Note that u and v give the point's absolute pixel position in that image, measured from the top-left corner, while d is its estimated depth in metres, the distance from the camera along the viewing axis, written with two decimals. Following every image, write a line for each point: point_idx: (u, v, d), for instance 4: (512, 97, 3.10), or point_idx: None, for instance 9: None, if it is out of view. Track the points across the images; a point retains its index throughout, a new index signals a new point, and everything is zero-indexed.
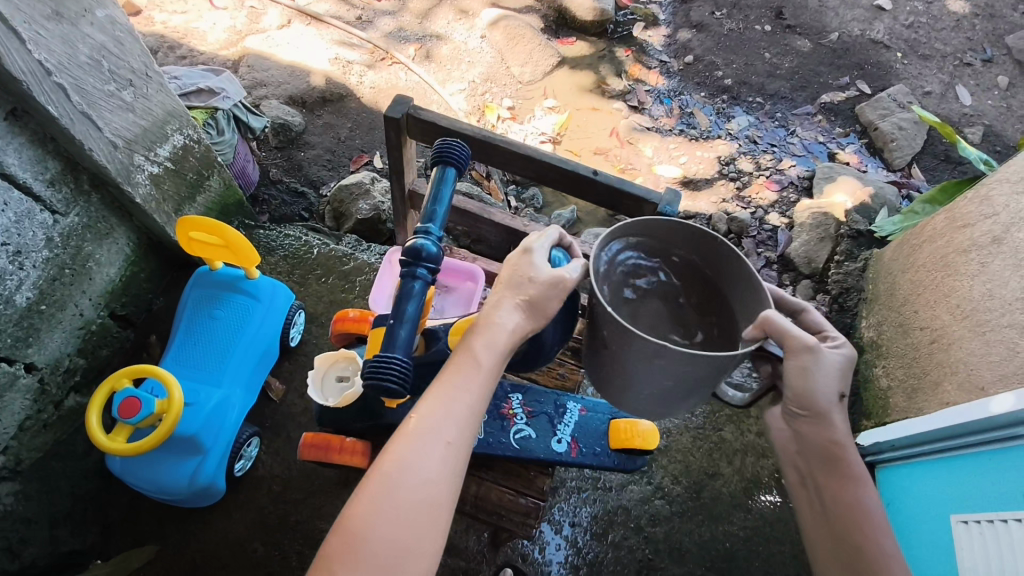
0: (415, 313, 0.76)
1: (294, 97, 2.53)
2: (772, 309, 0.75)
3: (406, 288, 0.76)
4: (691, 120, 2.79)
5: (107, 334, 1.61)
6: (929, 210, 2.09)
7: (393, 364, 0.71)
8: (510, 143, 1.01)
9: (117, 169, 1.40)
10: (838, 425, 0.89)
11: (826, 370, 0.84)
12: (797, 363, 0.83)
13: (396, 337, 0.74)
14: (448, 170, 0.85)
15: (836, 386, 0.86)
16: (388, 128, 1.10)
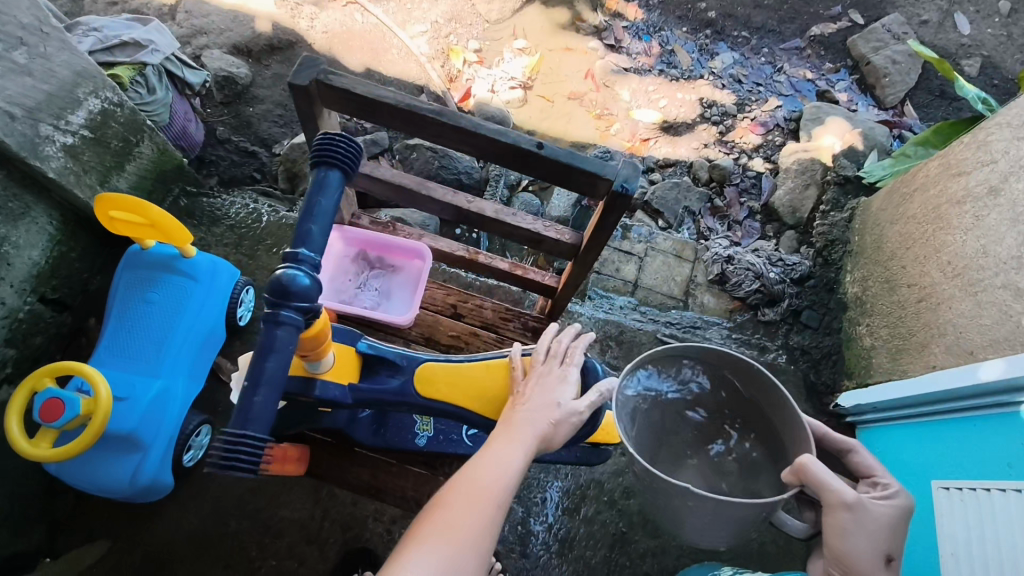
0: (277, 370, 0.72)
1: (238, 45, 2.30)
2: (808, 456, 0.78)
3: (268, 336, 0.73)
4: (672, 59, 2.59)
5: (39, 321, 1.50)
6: (922, 154, 1.97)
7: (246, 439, 0.68)
8: (439, 111, 0.79)
9: (20, 143, 1.24)
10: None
11: (875, 531, 0.77)
12: (837, 521, 0.77)
13: (251, 404, 0.70)
14: (331, 174, 0.81)
15: (891, 547, 0.77)
16: (294, 97, 0.83)
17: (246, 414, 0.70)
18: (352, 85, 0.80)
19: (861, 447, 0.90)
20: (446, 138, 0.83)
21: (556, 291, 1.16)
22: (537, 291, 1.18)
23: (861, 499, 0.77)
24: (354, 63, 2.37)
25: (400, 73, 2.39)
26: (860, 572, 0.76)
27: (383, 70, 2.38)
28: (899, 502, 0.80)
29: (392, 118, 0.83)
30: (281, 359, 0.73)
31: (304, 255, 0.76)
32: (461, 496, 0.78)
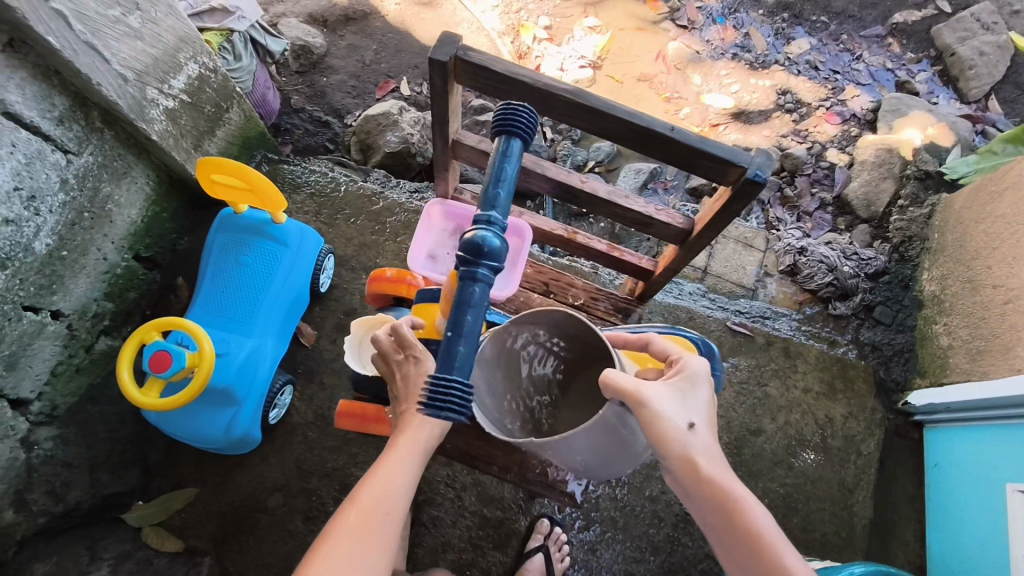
0: (475, 322, 0.76)
1: (315, 16, 2.31)
2: (604, 372, 0.84)
3: (467, 291, 0.76)
4: (746, 43, 2.53)
5: (133, 277, 1.57)
6: (1011, 151, 1.89)
7: (454, 384, 0.72)
8: (574, 93, 0.79)
9: (130, 106, 1.27)
10: (713, 454, 0.83)
11: (675, 405, 0.83)
12: (646, 414, 0.82)
13: (454, 353, 0.74)
14: (513, 142, 0.83)
15: (692, 412, 0.84)
16: (429, 75, 0.85)
17: (452, 361, 0.74)
18: (490, 61, 0.81)
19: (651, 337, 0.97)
20: (580, 117, 0.82)
21: (653, 273, 1.16)
22: (634, 274, 1.19)
23: (656, 386, 0.84)
24: (427, 37, 2.37)
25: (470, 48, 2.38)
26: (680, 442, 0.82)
27: None
28: (686, 373, 0.87)
29: (526, 99, 0.84)
30: (478, 312, 0.76)
31: (496, 218, 0.79)
32: (349, 529, 0.77)
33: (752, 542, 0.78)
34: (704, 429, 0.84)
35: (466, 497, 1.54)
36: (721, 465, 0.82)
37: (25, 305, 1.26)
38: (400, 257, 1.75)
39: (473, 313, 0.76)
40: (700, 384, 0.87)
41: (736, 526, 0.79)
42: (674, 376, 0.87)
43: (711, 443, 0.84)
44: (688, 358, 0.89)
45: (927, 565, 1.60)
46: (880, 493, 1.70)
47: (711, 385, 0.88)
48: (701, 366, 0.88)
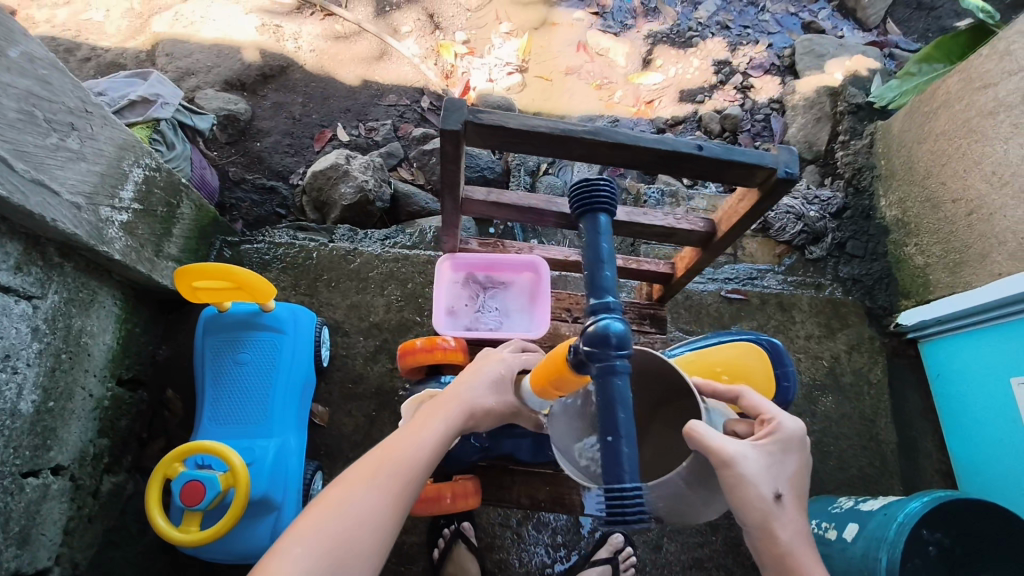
0: (628, 419, 0.66)
1: (231, 80, 2.19)
2: (694, 423, 0.85)
3: (610, 388, 0.66)
4: (659, 17, 2.58)
5: (121, 404, 1.45)
6: (928, 70, 2.02)
7: (629, 493, 0.64)
8: (596, 132, 0.80)
9: (88, 232, 1.18)
10: (793, 529, 0.84)
11: (763, 471, 0.84)
12: (734, 476, 0.83)
13: (621, 455, 0.65)
14: (599, 217, 0.79)
15: (779, 479, 0.86)
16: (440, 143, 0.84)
17: (619, 467, 0.65)
18: (504, 120, 0.80)
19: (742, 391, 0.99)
20: (602, 154, 0.83)
21: (673, 275, 1.23)
22: (654, 279, 1.25)
23: (747, 448, 0.85)
24: (350, 77, 2.30)
25: (397, 80, 2.32)
26: (760, 510, 0.84)
27: (379, 80, 2.31)
28: (779, 438, 0.89)
29: (542, 144, 0.84)
30: (630, 408, 0.67)
31: (616, 303, 0.70)
32: (373, 462, 0.83)
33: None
34: (787, 501, 0.85)
35: (524, 532, 1.52)
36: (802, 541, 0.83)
37: (23, 471, 1.16)
38: (393, 309, 1.69)
39: (625, 411, 0.66)
40: (791, 449, 0.89)
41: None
42: (766, 439, 0.88)
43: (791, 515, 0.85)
44: (780, 420, 0.91)
45: (954, 470, 1.71)
46: (895, 413, 1.80)
47: (801, 453, 0.90)
48: (793, 429, 0.90)
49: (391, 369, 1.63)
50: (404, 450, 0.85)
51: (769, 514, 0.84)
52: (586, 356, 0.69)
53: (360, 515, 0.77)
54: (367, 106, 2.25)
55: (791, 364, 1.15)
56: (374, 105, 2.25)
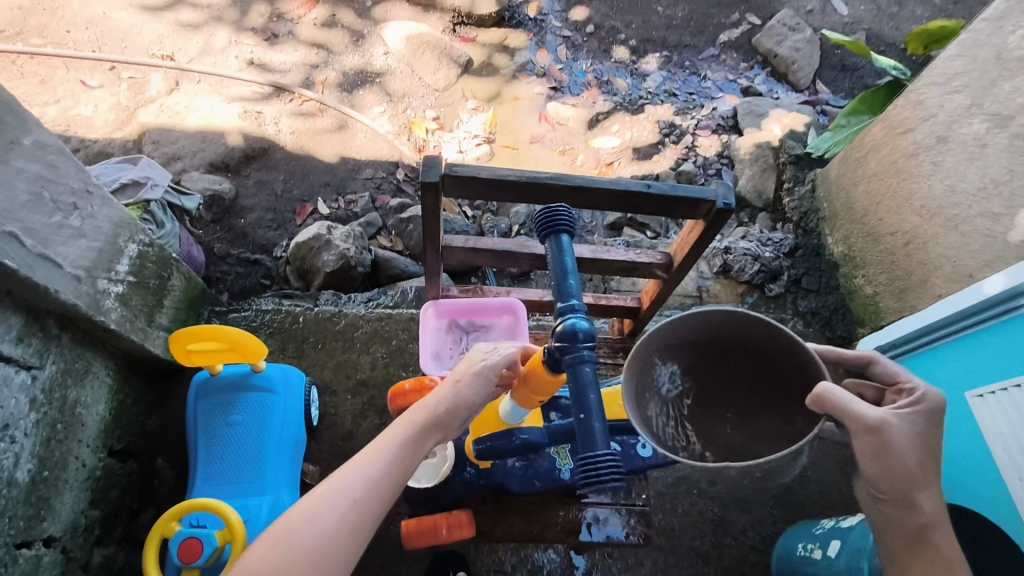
0: (598, 399, 0.79)
1: (215, 163, 2.32)
2: (832, 384, 0.82)
3: (580, 375, 0.80)
4: (611, 89, 2.83)
5: (112, 475, 1.46)
6: (855, 121, 2.25)
7: (601, 458, 0.74)
8: (558, 177, 0.93)
9: (88, 303, 1.25)
10: (933, 505, 0.90)
11: (906, 435, 0.88)
12: (874, 438, 0.88)
13: (593, 432, 0.76)
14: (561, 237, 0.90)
15: (917, 447, 0.90)
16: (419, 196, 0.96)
17: (591, 437, 0.76)
18: (475, 170, 0.93)
19: (875, 358, 1.05)
20: (564, 196, 0.95)
21: (640, 309, 1.33)
22: (622, 313, 1.35)
23: (890, 415, 0.89)
24: (328, 155, 2.44)
25: (372, 155, 2.47)
26: (900, 477, 0.89)
27: (355, 156, 2.46)
28: (925, 408, 0.92)
29: (512, 191, 0.97)
30: (597, 390, 0.79)
31: (578, 304, 0.83)
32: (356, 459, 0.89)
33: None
34: (929, 474, 0.90)
35: None
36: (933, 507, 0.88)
37: (16, 543, 1.16)
38: (378, 366, 1.75)
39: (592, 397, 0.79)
40: (935, 417, 0.92)
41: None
42: (913, 408, 0.92)
43: (931, 489, 0.90)
44: (926, 392, 0.93)
45: None
46: None
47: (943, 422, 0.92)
48: (939, 401, 0.93)
49: (380, 424, 1.67)
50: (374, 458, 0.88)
51: (912, 484, 0.90)
52: (557, 351, 0.83)
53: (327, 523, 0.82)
54: (345, 181, 2.38)
55: None
56: (352, 179, 2.39)
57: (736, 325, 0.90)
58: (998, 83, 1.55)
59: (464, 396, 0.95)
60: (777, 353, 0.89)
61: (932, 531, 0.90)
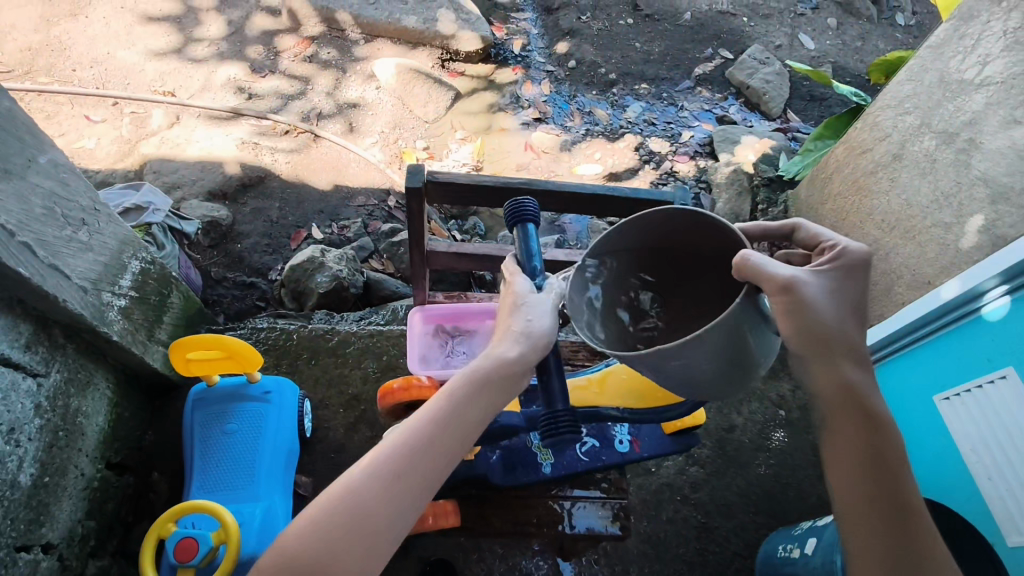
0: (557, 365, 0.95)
1: (213, 192, 2.41)
2: (748, 255, 0.84)
3: (544, 343, 0.97)
4: (593, 119, 2.97)
5: (108, 487, 1.49)
6: (821, 146, 2.41)
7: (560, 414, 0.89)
8: (534, 182, 1.12)
9: (92, 313, 1.31)
10: (861, 368, 0.86)
11: (825, 293, 0.86)
12: (789, 300, 0.84)
13: (554, 392, 0.91)
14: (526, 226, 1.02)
15: (842, 307, 0.86)
16: (408, 202, 1.10)
17: (552, 395, 0.91)
18: (456, 177, 1.12)
19: (798, 223, 0.99)
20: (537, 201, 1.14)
21: None
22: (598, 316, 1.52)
23: (803, 274, 0.85)
24: (322, 183, 2.55)
25: (364, 183, 2.58)
26: (825, 339, 0.85)
27: (349, 184, 2.56)
28: (843, 264, 0.88)
29: (494, 197, 1.14)
30: (556, 355, 0.97)
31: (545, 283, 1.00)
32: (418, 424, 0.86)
33: (881, 464, 0.83)
34: (856, 330, 0.87)
35: None
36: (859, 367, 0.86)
37: (15, 546, 1.19)
38: (370, 380, 1.81)
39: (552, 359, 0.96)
40: (857, 272, 0.88)
41: (861, 440, 0.84)
42: (832, 266, 0.88)
43: (857, 346, 0.87)
44: (843, 245, 0.89)
45: None
46: None
47: (866, 275, 0.89)
48: (856, 250, 0.88)
49: (371, 436, 1.71)
50: (430, 421, 0.86)
51: (835, 344, 0.85)
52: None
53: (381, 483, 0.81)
54: (338, 208, 2.48)
55: None
56: (345, 206, 2.49)
57: (669, 228, 0.95)
58: (942, 103, 1.68)
59: (520, 361, 0.91)
60: (691, 236, 0.95)
61: (863, 395, 0.85)
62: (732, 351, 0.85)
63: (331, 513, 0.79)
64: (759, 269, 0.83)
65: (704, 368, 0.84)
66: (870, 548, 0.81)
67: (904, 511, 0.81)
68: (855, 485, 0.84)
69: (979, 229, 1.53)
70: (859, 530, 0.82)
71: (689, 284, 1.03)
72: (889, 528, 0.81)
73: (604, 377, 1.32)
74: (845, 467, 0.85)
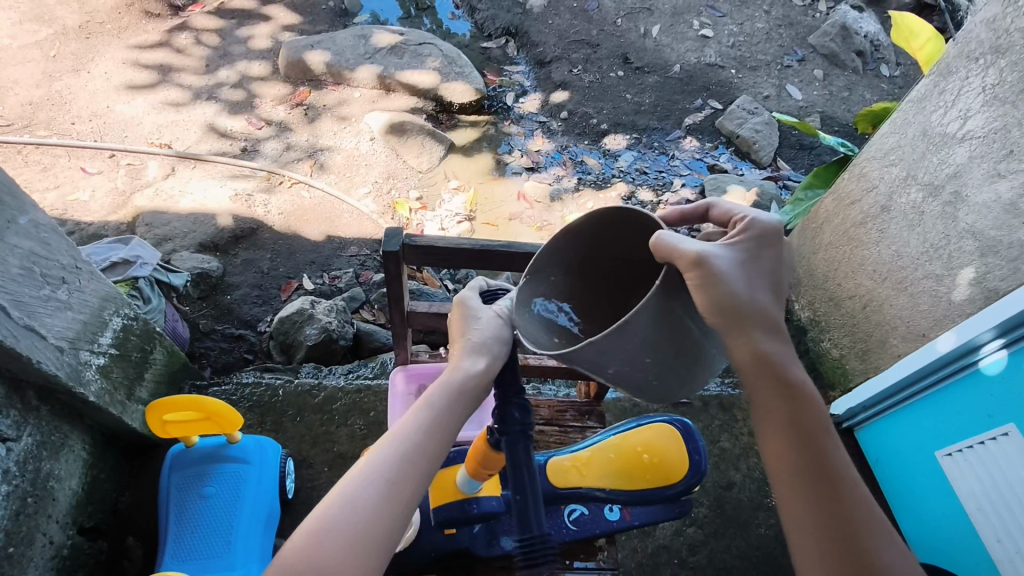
0: (532, 478, 0.82)
1: (205, 243, 2.41)
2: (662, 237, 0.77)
3: (514, 452, 0.83)
4: (585, 168, 3.00)
5: (80, 554, 1.43)
6: (812, 195, 2.42)
7: (534, 541, 0.77)
8: (511, 245, 1.11)
9: (68, 373, 1.28)
10: (777, 338, 0.80)
11: (739, 269, 0.78)
12: (705, 276, 0.75)
13: (529, 514, 0.79)
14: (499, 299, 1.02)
15: (756, 280, 0.79)
16: (385, 263, 1.11)
17: (525, 519, 0.79)
18: (433, 240, 1.12)
19: (713, 202, 0.92)
20: (517, 262, 1.14)
21: None
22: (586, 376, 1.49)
23: (715, 250, 0.77)
24: (315, 234, 2.55)
25: (357, 233, 2.58)
26: (745, 315, 0.78)
27: (341, 234, 2.57)
28: (754, 236, 0.81)
29: (473, 260, 1.13)
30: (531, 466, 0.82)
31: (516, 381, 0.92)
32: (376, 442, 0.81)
33: (804, 436, 0.79)
34: (770, 300, 0.80)
35: None
36: (779, 341, 0.80)
37: None
38: (356, 438, 1.76)
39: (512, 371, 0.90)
40: (770, 242, 0.81)
41: (786, 413, 0.79)
42: (742, 238, 0.80)
43: (773, 316, 0.79)
44: (754, 217, 0.82)
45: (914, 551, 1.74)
46: None
47: (779, 244, 0.82)
48: (768, 222, 0.82)
49: None
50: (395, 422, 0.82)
51: (752, 319, 0.78)
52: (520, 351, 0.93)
53: (368, 502, 0.74)
54: (330, 258, 2.48)
55: (701, 440, 1.25)
56: (337, 257, 2.48)
57: (599, 232, 0.90)
58: (926, 156, 1.69)
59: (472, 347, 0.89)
60: (622, 241, 0.90)
61: (781, 366, 0.79)
62: (671, 348, 0.77)
63: (323, 540, 0.71)
64: (669, 246, 0.76)
65: (647, 365, 0.77)
66: (808, 523, 0.76)
67: (833, 478, 0.77)
68: (786, 459, 0.79)
69: (971, 282, 1.52)
70: (794, 507, 0.78)
71: (633, 301, 0.95)
72: (822, 501, 0.76)
73: (587, 458, 1.24)
74: (773, 441, 0.80)
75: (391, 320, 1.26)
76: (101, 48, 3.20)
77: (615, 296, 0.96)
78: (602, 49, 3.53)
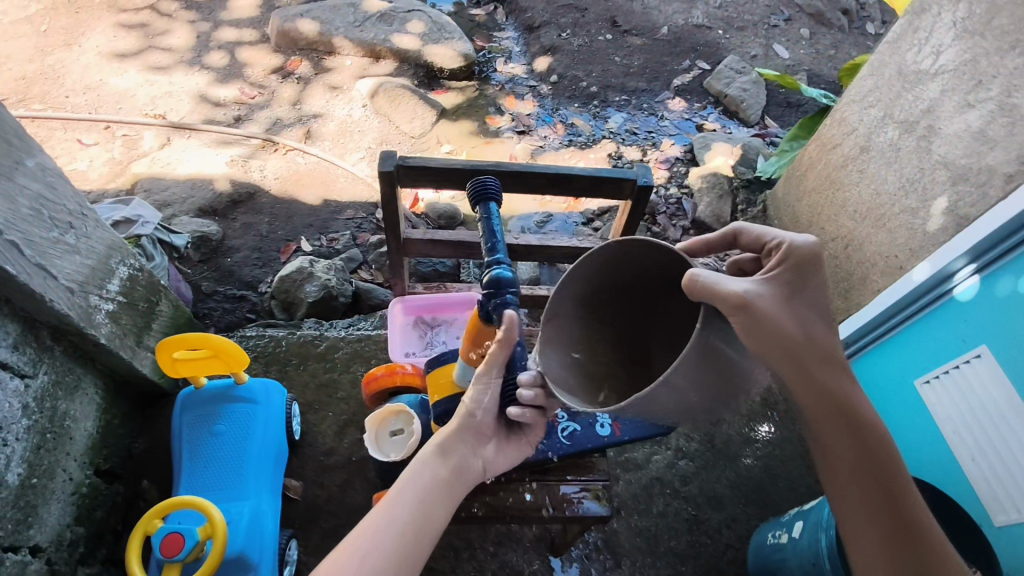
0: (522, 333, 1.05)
1: (203, 208, 2.45)
2: (698, 273, 0.76)
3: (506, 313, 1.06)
4: (575, 131, 3.04)
5: (98, 494, 1.49)
6: (797, 146, 2.48)
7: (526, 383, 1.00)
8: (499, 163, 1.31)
9: (79, 314, 1.34)
10: (837, 372, 0.87)
11: (778, 300, 0.81)
12: (752, 317, 0.76)
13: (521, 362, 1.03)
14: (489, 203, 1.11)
15: (798, 311, 0.83)
16: (381, 182, 1.26)
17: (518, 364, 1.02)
18: (422, 161, 1.26)
19: (740, 229, 0.98)
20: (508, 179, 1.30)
21: None
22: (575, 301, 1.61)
23: (757, 286, 0.80)
24: (311, 198, 2.60)
25: (352, 197, 2.62)
26: (795, 349, 0.81)
27: (337, 198, 2.61)
28: (793, 264, 0.85)
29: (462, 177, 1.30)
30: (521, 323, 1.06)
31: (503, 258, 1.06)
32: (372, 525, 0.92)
33: (869, 461, 0.87)
34: (823, 331, 0.85)
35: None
36: (836, 373, 0.86)
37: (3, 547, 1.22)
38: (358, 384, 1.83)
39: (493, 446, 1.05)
40: (806, 268, 0.85)
41: (848, 441, 0.87)
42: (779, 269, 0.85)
43: (826, 348, 0.85)
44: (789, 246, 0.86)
45: None
46: None
47: (819, 268, 0.86)
48: (803, 250, 0.85)
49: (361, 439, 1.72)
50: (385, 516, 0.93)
51: (805, 355, 0.83)
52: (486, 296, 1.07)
53: None
54: (328, 221, 2.53)
55: None
56: (334, 220, 2.53)
57: (614, 267, 0.94)
58: (902, 94, 1.74)
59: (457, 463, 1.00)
60: (636, 268, 0.94)
61: (842, 397, 0.87)
62: (715, 384, 0.77)
63: None
64: (714, 288, 0.76)
65: (692, 400, 0.76)
66: (876, 540, 0.86)
67: (900, 501, 0.86)
68: (851, 487, 0.88)
69: (944, 211, 1.58)
70: (860, 523, 0.88)
71: (657, 320, 0.99)
72: (887, 521, 0.86)
73: None
74: (838, 467, 0.89)
75: (392, 242, 1.41)
76: (90, 21, 3.20)
77: (636, 323, 1.01)
78: (590, 13, 3.55)
